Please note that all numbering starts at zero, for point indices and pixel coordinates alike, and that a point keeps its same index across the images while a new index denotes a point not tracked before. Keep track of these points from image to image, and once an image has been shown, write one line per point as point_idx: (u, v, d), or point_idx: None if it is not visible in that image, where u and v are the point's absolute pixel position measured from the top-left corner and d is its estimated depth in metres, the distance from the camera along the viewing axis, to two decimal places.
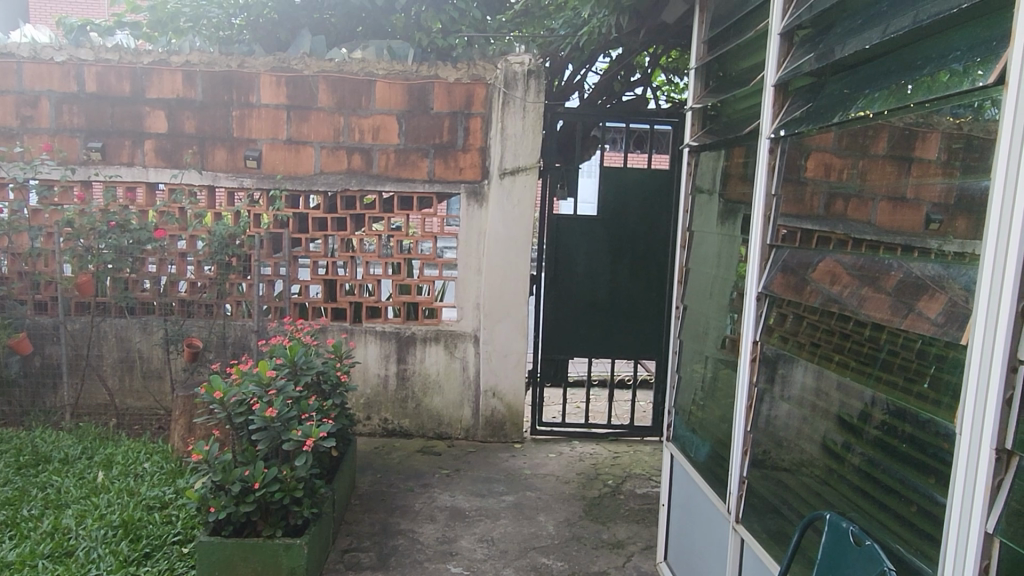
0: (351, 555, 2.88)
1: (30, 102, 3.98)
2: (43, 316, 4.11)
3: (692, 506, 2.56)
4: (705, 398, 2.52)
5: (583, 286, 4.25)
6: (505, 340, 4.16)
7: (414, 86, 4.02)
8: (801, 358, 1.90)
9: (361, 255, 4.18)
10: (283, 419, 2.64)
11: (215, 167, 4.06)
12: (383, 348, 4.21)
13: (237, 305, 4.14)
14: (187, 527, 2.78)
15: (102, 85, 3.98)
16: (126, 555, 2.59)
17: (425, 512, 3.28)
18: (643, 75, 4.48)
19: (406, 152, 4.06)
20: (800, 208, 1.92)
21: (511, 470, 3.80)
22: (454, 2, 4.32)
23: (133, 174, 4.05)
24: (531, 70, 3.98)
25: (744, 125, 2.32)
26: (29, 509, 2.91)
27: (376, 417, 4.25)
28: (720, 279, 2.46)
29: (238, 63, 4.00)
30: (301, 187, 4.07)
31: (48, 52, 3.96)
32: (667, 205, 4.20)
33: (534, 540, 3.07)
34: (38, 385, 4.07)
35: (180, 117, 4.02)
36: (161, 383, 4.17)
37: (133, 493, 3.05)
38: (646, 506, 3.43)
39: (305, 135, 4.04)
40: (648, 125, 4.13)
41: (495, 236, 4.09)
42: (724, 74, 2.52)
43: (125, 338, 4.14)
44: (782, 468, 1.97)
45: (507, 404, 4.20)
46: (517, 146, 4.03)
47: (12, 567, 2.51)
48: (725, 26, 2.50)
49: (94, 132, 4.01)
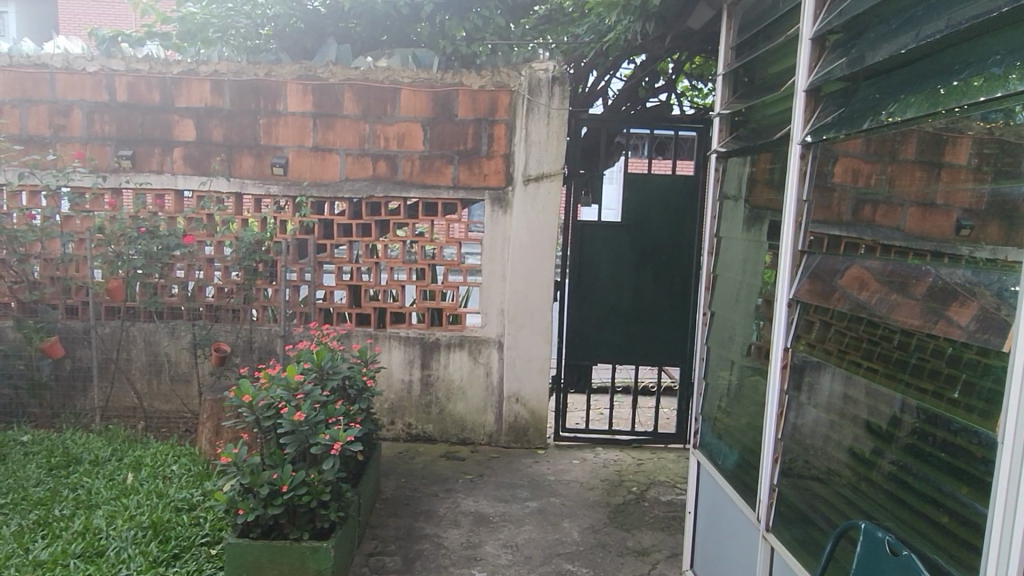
0: (376, 560, 2.89)
1: (63, 111, 4.05)
2: (73, 321, 4.17)
3: (720, 513, 2.54)
4: (732, 404, 2.50)
5: (606, 293, 4.24)
6: (528, 347, 4.16)
7: (440, 94, 4.05)
8: (829, 364, 1.88)
9: (385, 261, 4.21)
10: (310, 423, 2.65)
11: (242, 174, 4.11)
12: (407, 353, 4.22)
13: (263, 310, 4.20)
14: (216, 529, 2.81)
15: (132, 95, 4.05)
16: (155, 556, 2.62)
17: (449, 517, 3.28)
18: (666, 81, 4.53)
19: (430, 159, 4.09)
20: (828, 214, 1.91)
21: (535, 476, 3.79)
22: (477, 10, 4.33)
23: (162, 181, 4.11)
24: (555, 76, 4.00)
25: (772, 131, 2.30)
26: (61, 509, 2.95)
27: (400, 421, 4.27)
28: (747, 285, 2.44)
29: (265, 72, 4.05)
30: (327, 194, 4.12)
31: (80, 63, 4.05)
32: (693, 211, 4.18)
33: (559, 546, 3.06)
34: (69, 387, 4.12)
35: (208, 125, 4.08)
36: (188, 386, 4.22)
37: (162, 495, 3.09)
38: (672, 513, 3.41)
39: (330, 142, 4.08)
40: (672, 131, 4.11)
41: (518, 242, 4.10)
42: (751, 80, 2.51)
43: (153, 342, 4.19)
44: (810, 477, 1.95)
45: (530, 410, 4.20)
46: (542, 152, 4.03)
47: (44, 566, 2.54)
48: (753, 33, 2.49)
49: (124, 140, 4.08)
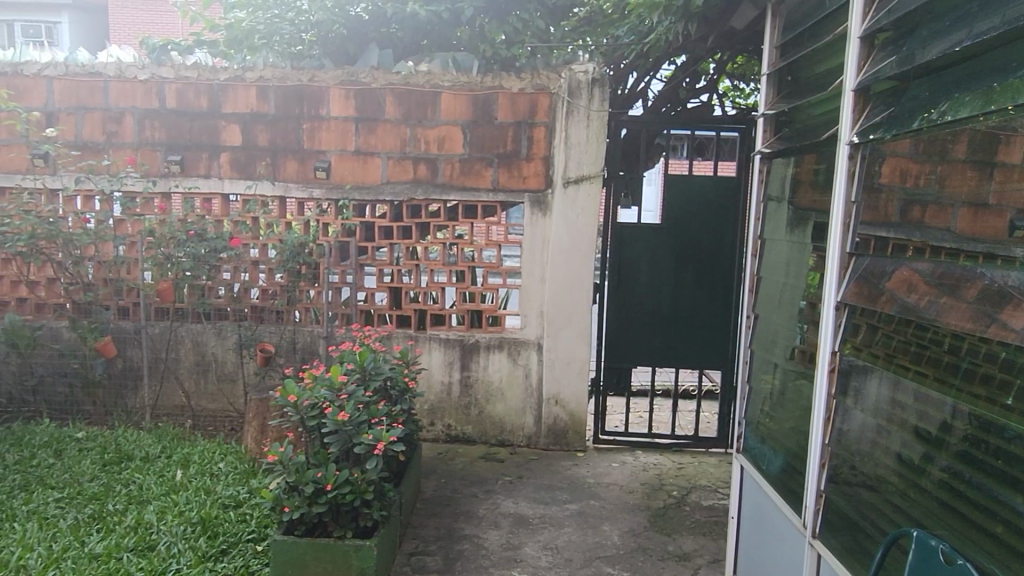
0: (417, 559, 2.92)
1: (116, 118, 4.18)
2: (125, 321, 4.29)
3: (764, 520, 2.50)
4: (777, 408, 2.46)
5: (646, 294, 4.22)
6: (567, 349, 4.16)
7: (480, 97, 4.07)
8: (876, 368, 1.84)
9: (425, 263, 4.24)
10: (354, 423, 2.69)
11: (286, 178, 4.19)
12: (447, 355, 4.25)
13: (306, 312, 4.27)
14: (261, 526, 2.87)
15: (182, 101, 4.16)
16: (204, 551, 2.69)
17: (489, 518, 3.29)
18: (708, 81, 4.50)
19: (470, 161, 4.11)
20: (875, 215, 1.87)
21: (575, 478, 3.79)
22: (518, 13, 4.36)
23: (210, 185, 4.21)
24: (595, 78, 3.98)
25: (819, 131, 2.26)
26: (114, 504, 3.04)
27: (439, 423, 4.30)
28: (791, 288, 2.41)
29: (308, 77, 4.12)
30: (368, 197, 4.17)
31: (132, 71, 4.16)
32: (734, 213, 4.13)
33: (599, 549, 3.05)
34: (120, 386, 4.24)
35: (254, 130, 4.16)
36: (233, 386, 4.31)
37: (210, 492, 3.16)
38: (714, 518, 3.37)
39: (372, 146, 4.14)
40: (714, 132, 4.06)
41: (557, 245, 4.10)
42: (797, 80, 2.47)
43: (201, 343, 4.30)
44: (857, 483, 1.91)
45: (570, 412, 4.20)
46: (581, 154, 4.03)
47: (99, 559, 2.62)
48: (798, 32, 2.45)
49: (174, 145, 4.19)
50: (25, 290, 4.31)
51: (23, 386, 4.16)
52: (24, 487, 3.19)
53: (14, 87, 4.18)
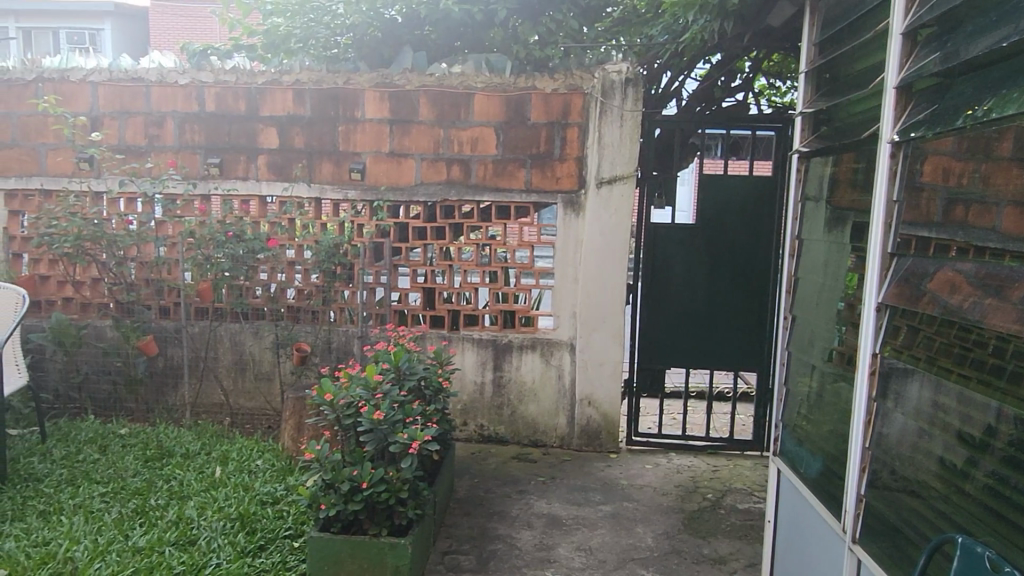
0: (451, 558, 2.93)
1: (157, 122, 4.27)
2: (166, 320, 4.38)
3: (802, 524, 2.47)
4: (815, 411, 2.42)
5: (680, 296, 4.19)
6: (600, 349, 4.15)
7: (513, 98, 4.08)
8: (917, 371, 1.81)
9: (458, 263, 4.26)
10: (389, 422, 2.72)
11: (322, 180, 4.25)
12: (480, 355, 4.27)
13: (341, 312, 4.33)
14: (298, 523, 2.92)
15: (221, 105, 4.24)
16: (243, 547, 2.74)
17: (522, 518, 3.30)
18: (743, 80, 4.45)
19: (504, 162, 4.12)
20: (917, 215, 1.83)
21: (608, 480, 3.77)
22: (551, 13, 4.38)
23: (248, 187, 4.28)
24: (629, 78, 3.97)
25: (859, 130, 2.22)
26: (156, 499, 3.11)
27: (472, 423, 4.31)
28: (829, 289, 2.36)
29: (344, 80, 4.17)
30: (403, 198, 4.21)
31: (173, 76, 4.25)
32: (771, 212, 4.08)
33: (633, 551, 3.04)
34: (161, 384, 4.33)
35: (291, 133, 4.22)
36: (270, 384, 4.38)
37: (248, 488, 3.21)
38: (750, 522, 3.33)
39: (406, 148, 4.17)
40: (750, 131, 4.01)
41: (591, 246, 4.09)
42: (836, 77, 2.43)
43: (239, 342, 4.37)
44: (897, 488, 1.88)
45: (603, 413, 4.18)
46: (615, 155, 4.02)
47: (142, 552, 2.69)
48: (838, 29, 2.41)
49: (213, 148, 4.28)
50: (70, 290, 4.44)
51: (69, 383, 4.27)
52: (70, 481, 3.28)
53: (61, 92, 4.30)
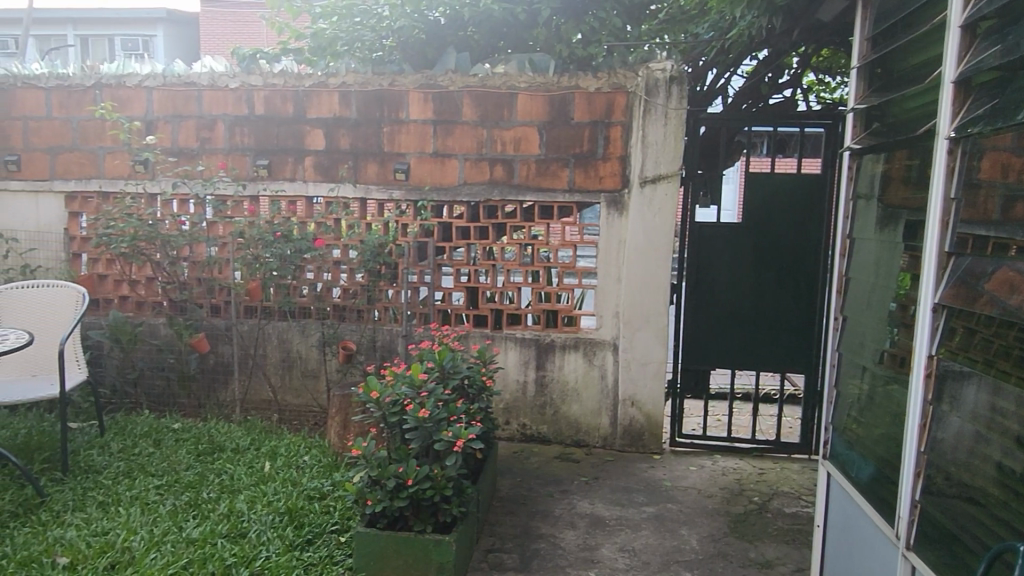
0: (494, 556, 2.95)
1: (208, 125, 4.39)
2: (216, 319, 4.48)
3: (853, 528, 2.41)
4: (866, 414, 2.37)
5: (725, 296, 4.14)
6: (644, 349, 4.12)
7: (556, 97, 4.08)
8: (975, 374, 1.76)
9: (501, 263, 4.28)
10: (435, 420, 2.74)
11: (367, 180, 4.30)
12: (523, 354, 4.28)
13: (385, 311, 4.38)
14: (344, 518, 2.97)
15: (269, 108, 4.33)
16: (291, 540, 2.80)
17: (565, 518, 3.30)
18: (791, 76, 4.38)
19: (547, 162, 4.12)
20: (975, 213, 1.78)
21: (651, 481, 3.75)
22: (595, 12, 4.34)
23: (295, 188, 4.36)
24: (673, 76, 3.93)
25: (913, 126, 2.16)
26: (208, 492, 3.19)
27: (515, 422, 4.32)
28: (882, 288, 2.31)
29: (389, 82, 4.22)
30: (446, 198, 4.24)
31: (224, 80, 4.35)
32: (820, 211, 4.00)
33: (677, 553, 3.01)
34: (212, 380, 4.43)
35: (336, 135, 4.29)
36: (317, 381, 4.46)
37: (296, 483, 3.28)
38: (797, 526, 3.27)
39: (450, 148, 4.20)
40: (798, 128, 3.94)
41: (634, 245, 4.06)
42: (890, 72, 2.36)
43: (286, 340, 4.46)
44: (953, 494, 1.83)
45: (646, 413, 4.16)
46: (659, 154, 3.98)
47: (196, 543, 2.76)
48: (892, 22, 2.34)
49: (262, 150, 4.37)
50: (126, 288, 4.59)
51: (125, 379, 4.40)
52: (127, 473, 3.39)
53: (117, 98, 4.44)
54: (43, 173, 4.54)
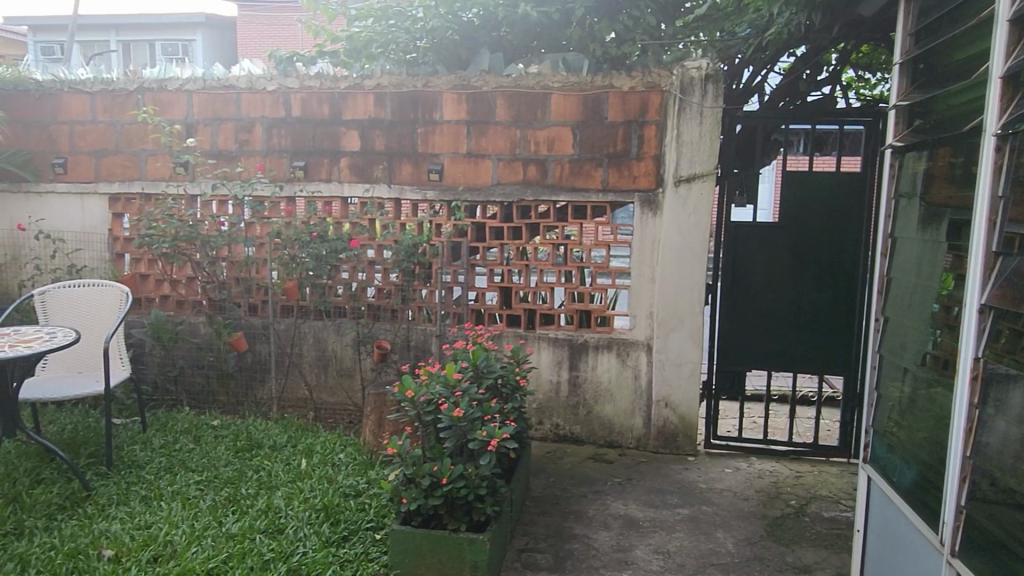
0: (528, 556, 2.95)
1: (246, 127, 4.46)
2: (254, 318, 4.55)
3: (894, 534, 2.37)
4: (908, 417, 2.32)
5: (762, 296, 4.08)
6: (678, 350, 4.08)
7: (589, 97, 4.07)
8: (1021, 377, 1.71)
9: (535, 263, 4.28)
10: (469, 419, 2.75)
11: (402, 181, 4.34)
12: (556, 355, 4.27)
13: (419, 310, 4.41)
14: (380, 516, 3.00)
15: (306, 110, 4.39)
16: (327, 537, 2.84)
17: (599, 519, 3.28)
18: (830, 73, 4.34)
19: (581, 162, 4.11)
20: (1022, 212, 1.73)
21: (686, 483, 3.72)
22: (629, 11, 4.34)
23: (331, 189, 4.41)
24: (709, 74, 3.88)
25: (959, 123, 2.11)
26: (247, 488, 3.25)
27: (548, 422, 4.32)
28: (924, 289, 2.26)
29: (423, 83, 4.25)
30: (480, 198, 4.25)
31: (262, 82, 4.42)
32: (860, 211, 3.93)
33: (712, 556, 2.98)
34: (249, 378, 4.51)
35: (372, 136, 4.33)
36: (352, 380, 4.51)
37: (332, 480, 3.32)
38: (837, 531, 3.21)
39: (483, 148, 4.21)
40: (837, 125, 3.87)
41: (669, 245, 4.03)
42: (934, 67, 2.30)
43: (322, 339, 4.51)
44: (999, 500, 1.78)
45: (680, 415, 4.12)
46: (694, 153, 3.94)
47: (235, 538, 2.82)
48: (937, 16, 2.28)
49: (299, 151, 4.43)
50: (167, 288, 4.69)
51: (166, 376, 4.50)
52: (168, 469, 3.47)
53: (159, 102, 4.54)
54: (88, 175, 4.66)
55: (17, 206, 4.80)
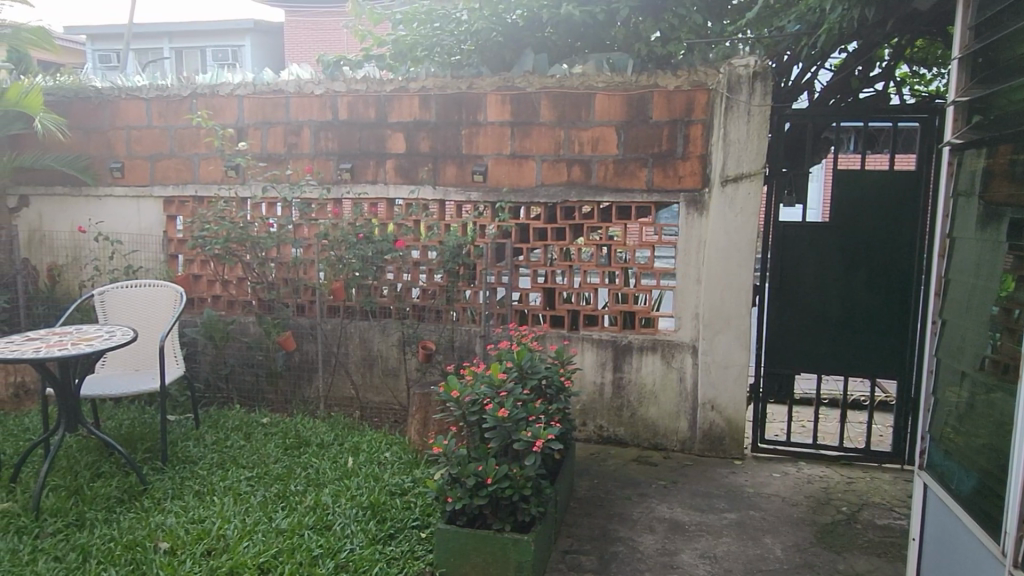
0: (573, 557, 2.94)
1: (295, 130, 4.55)
2: (302, 317, 4.64)
3: (952, 542, 2.29)
4: (966, 423, 2.25)
5: (812, 298, 4.00)
6: (725, 353, 4.03)
7: (634, 96, 4.04)
8: None
9: (579, 264, 4.27)
10: (514, 420, 2.76)
11: (446, 182, 4.37)
12: (600, 356, 4.25)
13: (463, 311, 4.44)
14: (425, 515, 3.02)
15: (353, 113, 4.45)
16: (374, 534, 2.87)
17: (644, 521, 3.26)
18: (884, 69, 4.23)
19: (625, 162, 4.09)
20: None
21: (732, 487, 3.66)
22: (674, 9, 4.32)
23: (377, 190, 4.47)
24: (757, 72, 3.82)
25: (1021, 119, 2.03)
26: (296, 485, 3.31)
27: (592, 424, 4.30)
28: (983, 290, 2.19)
29: (467, 85, 4.28)
30: (524, 199, 4.25)
31: (310, 86, 4.50)
32: (914, 210, 3.82)
33: (760, 562, 2.93)
34: (298, 377, 4.59)
35: (417, 138, 4.38)
36: (397, 380, 4.55)
37: (378, 479, 3.36)
38: (890, 539, 3.13)
39: (528, 150, 4.22)
40: (890, 123, 3.77)
41: (715, 245, 3.97)
42: (994, 62, 2.22)
43: (368, 339, 4.57)
44: None
45: (727, 418, 4.06)
46: (741, 152, 3.87)
47: (285, 534, 2.87)
48: (998, 9, 2.20)
49: (346, 154, 4.50)
50: (219, 288, 4.81)
51: (218, 374, 4.61)
52: (220, 465, 3.56)
53: (211, 106, 4.65)
54: (144, 179, 4.81)
55: (77, 208, 4.98)
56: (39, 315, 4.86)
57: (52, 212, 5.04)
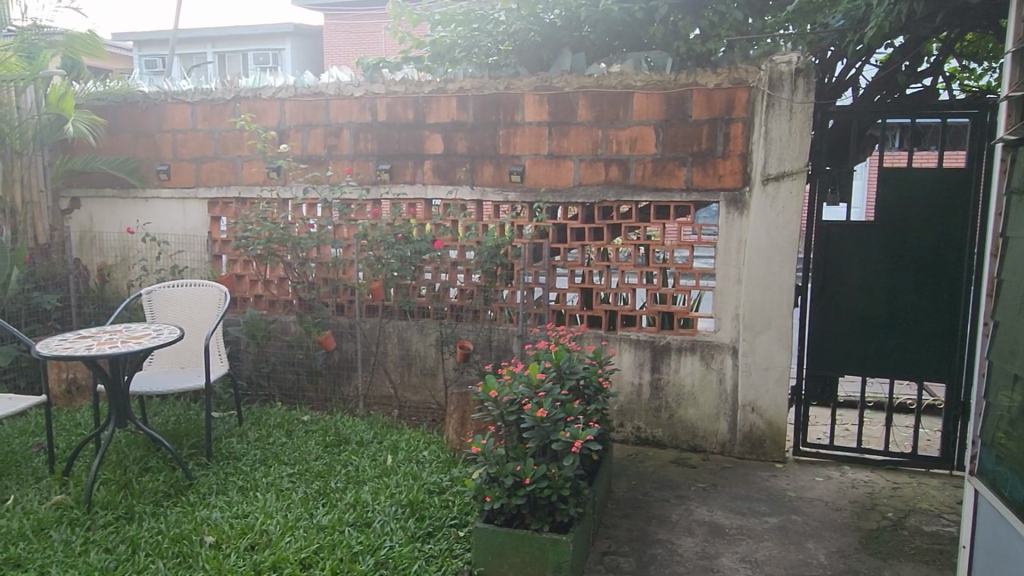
0: (611, 559, 2.93)
1: (335, 132, 4.61)
2: (342, 317, 4.70)
3: (1005, 550, 2.22)
4: (1021, 427, 2.18)
5: (857, 299, 3.92)
6: (766, 354, 3.97)
7: (674, 95, 4.01)
8: None
9: (616, 264, 4.24)
10: (552, 420, 2.75)
11: (483, 183, 4.38)
12: (638, 356, 4.22)
13: (500, 311, 4.45)
14: (463, 513, 3.04)
15: (391, 114, 4.49)
16: (412, 532, 2.90)
17: (683, 524, 3.23)
18: (933, 64, 4.10)
19: (663, 162, 4.05)
20: None
21: (774, 490, 3.60)
22: (714, 6, 4.31)
23: (415, 191, 4.51)
24: (799, 68, 3.75)
25: None
26: (336, 482, 3.36)
27: (630, 424, 4.27)
28: None
29: (504, 86, 4.29)
30: (561, 199, 4.24)
31: (350, 89, 4.56)
32: (964, 209, 3.71)
33: (803, 567, 2.88)
34: (337, 376, 4.66)
35: (454, 138, 4.40)
36: (435, 379, 4.58)
37: (416, 477, 3.39)
38: (938, 547, 3.05)
39: (565, 150, 4.21)
40: (939, 119, 3.67)
41: (756, 245, 3.92)
42: None
43: (406, 338, 4.61)
44: None
45: (767, 420, 4.00)
46: (783, 150, 3.81)
47: (326, 530, 2.91)
48: None
49: (384, 155, 4.55)
50: (261, 288, 4.90)
51: (260, 372, 4.69)
52: (263, 461, 3.62)
53: (254, 109, 4.74)
54: (189, 181, 4.92)
55: (125, 210, 5.12)
56: (90, 314, 5.01)
57: (102, 214, 5.20)
